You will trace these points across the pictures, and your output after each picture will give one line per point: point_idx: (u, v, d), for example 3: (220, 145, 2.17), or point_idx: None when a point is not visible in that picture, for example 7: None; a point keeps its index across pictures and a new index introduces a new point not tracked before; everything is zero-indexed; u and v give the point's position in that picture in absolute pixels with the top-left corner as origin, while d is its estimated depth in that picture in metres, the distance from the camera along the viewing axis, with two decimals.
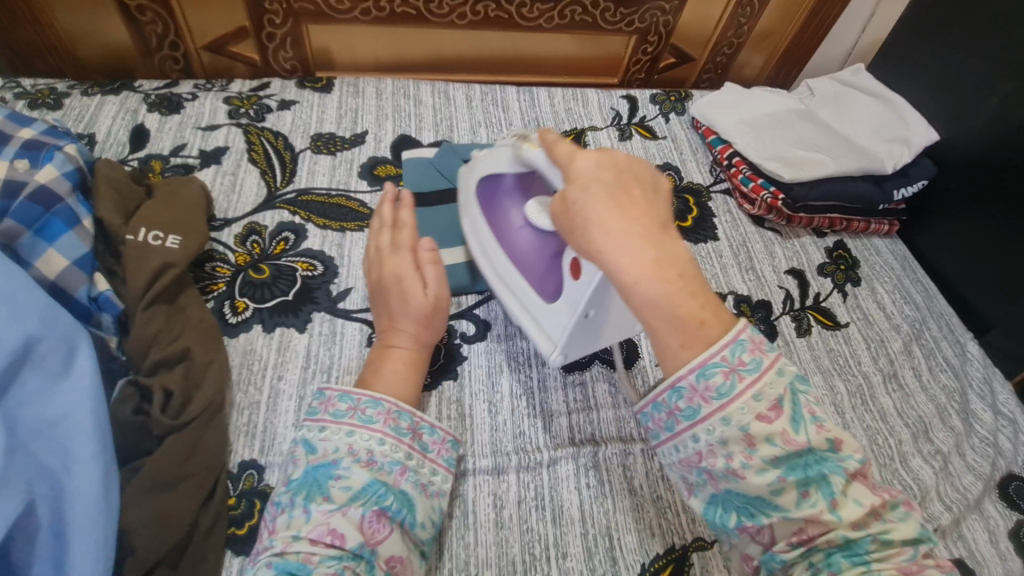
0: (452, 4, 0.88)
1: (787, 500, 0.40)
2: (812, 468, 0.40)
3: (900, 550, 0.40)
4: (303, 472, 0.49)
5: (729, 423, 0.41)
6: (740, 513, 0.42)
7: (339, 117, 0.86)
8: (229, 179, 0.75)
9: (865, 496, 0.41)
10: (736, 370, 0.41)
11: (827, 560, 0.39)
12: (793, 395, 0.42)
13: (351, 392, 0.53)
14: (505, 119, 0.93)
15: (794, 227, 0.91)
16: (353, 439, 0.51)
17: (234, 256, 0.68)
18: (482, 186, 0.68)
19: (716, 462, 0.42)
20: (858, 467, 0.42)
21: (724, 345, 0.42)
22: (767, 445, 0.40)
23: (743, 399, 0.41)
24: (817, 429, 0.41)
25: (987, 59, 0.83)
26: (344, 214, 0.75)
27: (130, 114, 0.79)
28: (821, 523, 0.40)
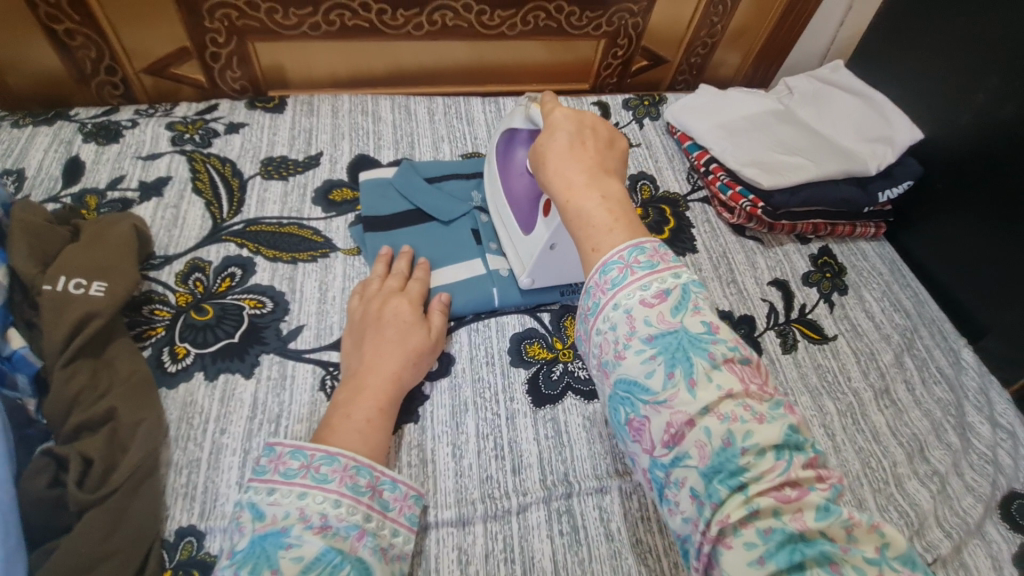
0: (407, 15, 0.83)
1: (656, 382, 0.40)
2: (682, 351, 0.40)
3: (772, 463, 0.36)
4: (249, 542, 0.43)
5: (617, 310, 0.43)
6: (624, 406, 0.41)
7: (292, 139, 0.82)
8: (171, 212, 0.70)
9: (730, 383, 0.39)
10: (631, 266, 0.44)
11: (703, 481, 0.37)
12: (683, 290, 0.43)
13: (305, 447, 0.48)
14: (470, 133, 0.89)
15: (776, 234, 0.88)
16: (306, 501, 0.45)
17: (175, 297, 0.63)
18: (501, 135, 0.73)
19: (608, 351, 0.43)
20: (733, 358, 0.41)
21: (623, 246, 0.45)
22: (645, 325, 0.42)
23: (632, 288, 0.43)
24: (697, 319, 0.42)
25: (968, 55, 0.79)
26: (296, 244, 0.71)
27: (64, 146, 0.74)
28: (685, 412, 0.38)
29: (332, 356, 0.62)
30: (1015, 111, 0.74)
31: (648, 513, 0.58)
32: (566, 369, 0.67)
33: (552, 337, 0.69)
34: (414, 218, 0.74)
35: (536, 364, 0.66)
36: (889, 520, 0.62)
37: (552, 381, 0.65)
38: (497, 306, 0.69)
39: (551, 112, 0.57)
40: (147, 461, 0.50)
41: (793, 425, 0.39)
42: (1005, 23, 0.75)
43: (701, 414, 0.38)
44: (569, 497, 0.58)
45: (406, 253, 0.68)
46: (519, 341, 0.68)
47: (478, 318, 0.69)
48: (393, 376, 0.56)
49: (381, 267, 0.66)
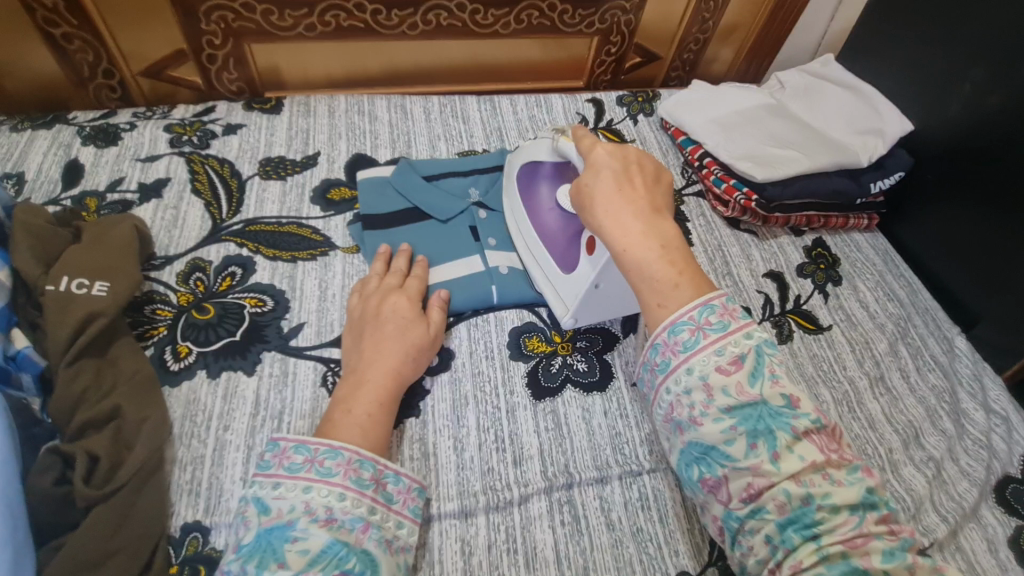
0: (401, 14, 0.84)
1: (737, 449, 0.42)
2: (762, 420, 0.42)
3: (846, 518, 0.39)
4: (255, 536, 0.43)
5: (693, 375, 0.45)
6: (699, 465, 0.44)
7: (289, 139, 0.82)
8: (171, 213, 0.71)
9: (811, 453, 0.41)
10: (703, 329, 0.46)
11: (778, 530, 0.40)
12: (758, 354, 0.45)
13: (308, 441, 0.48)
14: (466, 131, 0.90)
15: (770, 227, 0.89)
16: (311, 495, 0.46)
17: (176, 297, 0.64)
18: (522, 171, 0.74)
19: (682, 412, 0.45)
20: (812, 427, 0.43)
21: (693, 307, 0.47)
22: (723, 393, 0.43)
23: (707, 353, 0.45)
24: (773, 384, 0.44)
25: (955, 47, 0.81)
26: (296, 243, 0.71)
27: (63, 149, 0.74)
28: (767, 477, 0.41)
29: (332, 352, 0.63)
30: (1001, 101, 0.75)
31: (648, 502, 0.59)
32: (564, 362, 0.67)
33: (550, 331, 0.70)
34: (412, 217, 0.75)
35: (535, 357, 0.67)
36: None
37: (551, 374, 0.66)
38: (496, 302, 0.70)
39: (592, 149, 0.58)
40: (152, 458, 0.51)
41: (870, 487, 0.41)
42: (991, 14, 0.76)
43: (781, 478, 0.40)
44: (570, 488, 0.59)
45: (404, 250, 0.68)
46: (518, 335, 0.69)
47: (477, 313, 0.70)
48: (394, 369, 0.57)
49: (380, 266, 0.67)
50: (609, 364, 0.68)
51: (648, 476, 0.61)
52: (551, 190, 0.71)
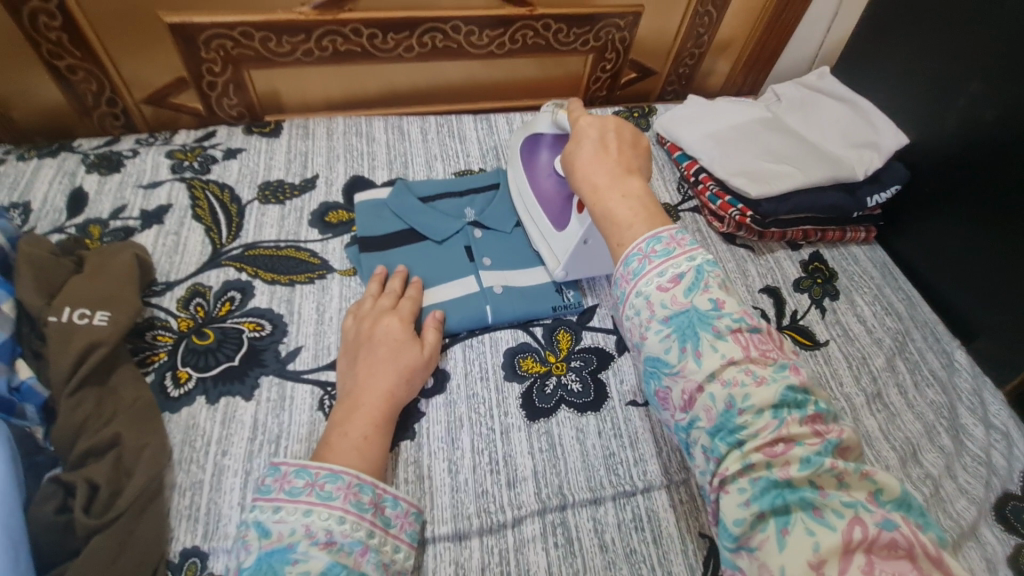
0: (397, 38, 0.85)
1: (672, 357, 0.45)
2: (693, 327, 0.45)
3: (768, 421, 0.41)
4: (255, 560, 0.44)
5: (637, 296, 0.48)
6: (651, 380, 0.47)
7: (289, 163, 0.84)
8: (172, 239, 0.72)
9: (734, 351, 0.43)
10: (648, 256, 0.48)
11: (711, 439, 0.42)
12: (697, 271, 0.47)
13: (309, 465, 0.49)
14: (462, 150, 0.91)
15: (767, 241, 0.89)
16: (311, 518, 0.46)
17: (176, 322, 0.65)
18: (525, 140, 0.79)
19: (634, 334, 0.48)
20: (740, 329, 0.45)
21: (641, 239, 0.50)
22: (661, 309, 0.46)
23: (650, 276, 0.48)
24: (707, 298, 0.46)
25: (950, 61, 0.81)
26: (294, 266, 0.73)
27: (67, 178, 0.76)
28: (696, 380, 0.43)
29: (329, 376, 0.64)
30: (997, 114, 0.75)
31: (642, 523, 0.59)
32: (559, 382, 0.68)
33: (545, 351, 0.70)
34: (408, 238, 0.76)
35: (529, 377, 0.68)
36: None
37: (546, 395, 0.67)
38: (491, 322, 0.71)
39: (577, 120, 0.62)
40: (151, 485, 0.52)
41: (795, 388, 0.42)
42: (984, 28, 0.76)
43: (708, 381, 0.43)
44: (563, 509, 0.59)
45: (400, 273, 0.69)
46: (512, 355, 0.69)
47: (472, 334, 0.71)
48: (389, 393, 0.58)
49: (377, 287, 0.68)
50: (603, 384, 0.69)
51: (641, 496, 0.61)
52: (550, 157, 0.75)
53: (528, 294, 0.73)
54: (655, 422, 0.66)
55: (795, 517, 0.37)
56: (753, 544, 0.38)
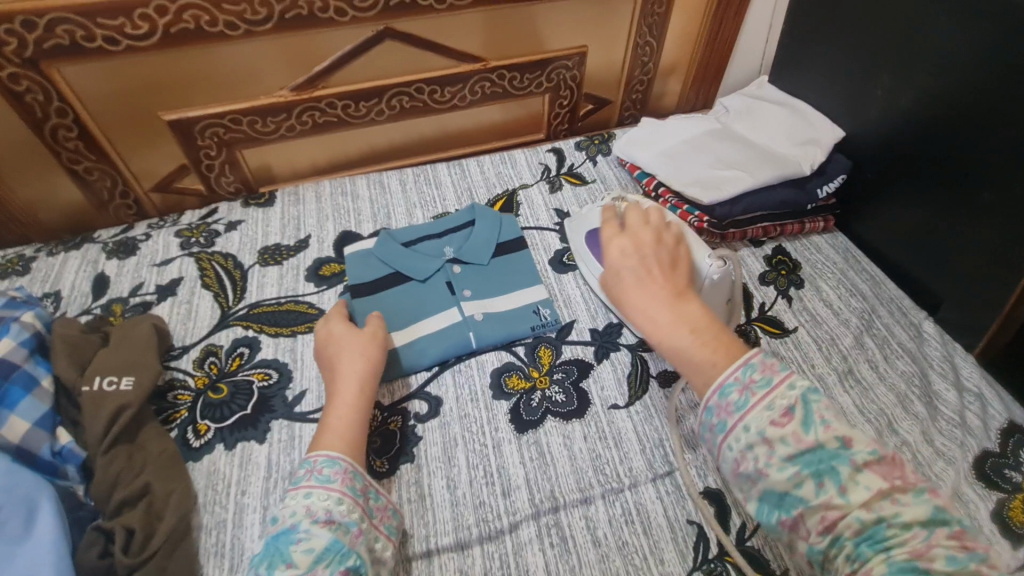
0: (368, 105, 0.94)
1: (807, 492, 0.45)
2: (827, 461, 0.45)
3: (916, 533, 0.42)
4: (266, 545, 0.53)
5: (749, 431, 0.48)
6: (778, 511, 0.47)
7: (284, 227, 0.93)
8: (185, 307, 0.81)
9: (877, 482, 0.44)
10: (748, 386, 0.50)
11: (858, 557, 0.43)
12: (805, 401, 0.48)
13: (308, 458, 0.58)
14: (439, 196, 0.99)
15: (730, 242, 0.94)
16: (311, 501, 0.55)
17: (194, 381, 0.73)
18: (593, 240, 0.85)
19: (748, 465, 0.48)
20: (872, 458, 0.46)
21: (735, 368, 0.52)
22: (783, 444, 0.47)
23: (757, 408, 0.49)
24: (826, 429, 0.47)
25: (864, 58, 0.88)
26: (295, 319, 0.80)
27: (91, 265, 0.86)
28: (840, 509, 0.44)
29: None
30: (911, 102, 0.81)
31: (632, 516, 0.63)
32: (543, 395, 0.73)
33: (528, 367, 0.76)
34: (394, 280, 0.83)
35: (516, 394, 0.73)
36: None
37: (532, 408, 0.72)
38: (475, 347, 0.77)
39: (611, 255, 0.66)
40: (180, 526, 0.58)
41: (937, 505, 0.44)
42: (885, 28, 0.83)
43: (853, 508, 0.44)
44: (556, 511, 0.64)
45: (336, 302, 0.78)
46: (498, 375, 0.75)
47: (461, 359, 0.77)
48: None
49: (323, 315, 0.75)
50: (586, 392, 0.74)
51: (629, 492, 0.65)
52: None
53: (508, 318, 0.80)
54: (637, 422, 0.71)
55: None
56: None
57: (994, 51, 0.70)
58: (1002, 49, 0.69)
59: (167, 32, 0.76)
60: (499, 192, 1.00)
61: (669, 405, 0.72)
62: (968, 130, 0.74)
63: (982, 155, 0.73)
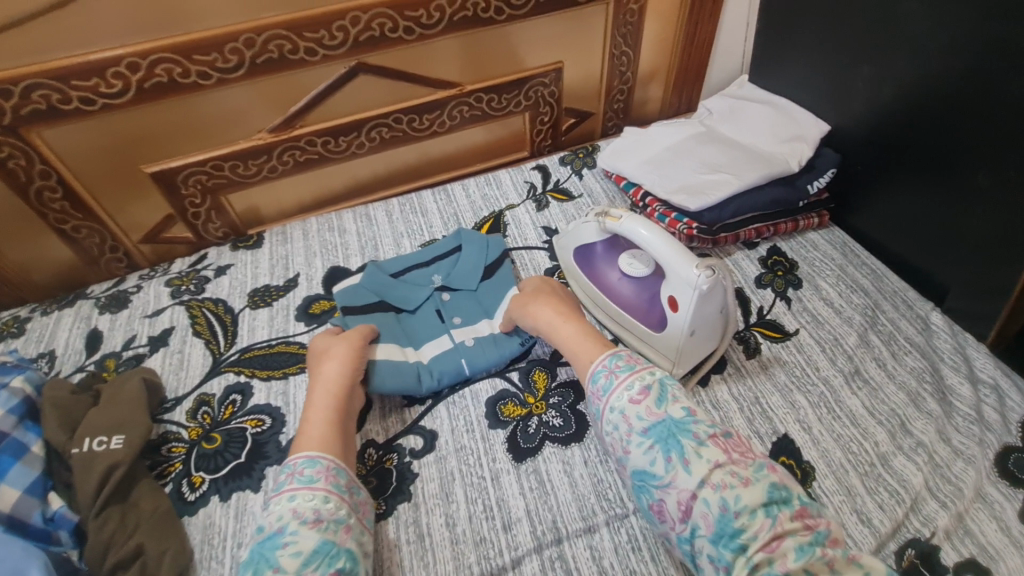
0: (347, 139, 0.95)
1: (659, 467, 0.54)
2: (672, 436, 0.54)
3: (763, 520, 0.48)
4: (251, 551, 0.52)
5: (614, 412, 0.59)
6: (645, 494, 0.55)
7: (272, 268, 0.93)
8: (177, 357, 0.81)
9: (717, 456, 0.52)
10: (614, 372, 0.61)
11: (714, 546, 0.49)
12: (659, 384, 0.59)
13: (289, 460, 0.59)
14: (426, 223, 0.99)
15: (723, 246, 0.92)
16: (296, 502, 0.54)
17: (187, 432, 0.72)
18: (579, 256, 0.84)
19: (619, 445, 0.57)
20: (714, 434, 0.55)
21: (605, 359, 0.63)
22: (639, 420, 0.57)
23: (621, 391, 0.59)
24: (674, 404, 0.57)
25: (842, 50, 0.86)
26: (286, 360, 0.80)
27: (84, 321, 0.86)
28: (689, 489, 0.51)
29: None
30: (892, 91, 0.80)
31: (639, 543, 0.61)
32: (540, 421, 0.72)
33: (523, 393, 0.74)
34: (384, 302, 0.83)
35: (512, 422, 0.72)
36: (880, 502, 0.63)
37: (529, 435, 0.70)
38: (470, 374, 0.76)
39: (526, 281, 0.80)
40: None
41: (775, 483, 0.51)
42: (858, 19, 0.82)
43: (700, 487, 0.51)
44: (559, 543, 0.62)
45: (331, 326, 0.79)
46: (493, 404, 0.74)
47: (455, 389, 0.76)
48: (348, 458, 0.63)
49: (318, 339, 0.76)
50: (583, 414, 0.72)
51: (634, 517, 0.63)
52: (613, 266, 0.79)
53: (496, 340, 0.78)
54: None
55: None
56: None
57: (972, 33, 0.68)
58: (976, 32, 0.67)
59: (141, 87, 0.77)
60: (486, 215, 1.00)
61: None
62: (954, 114, 0.72)
63: (972, 139, 0.71)
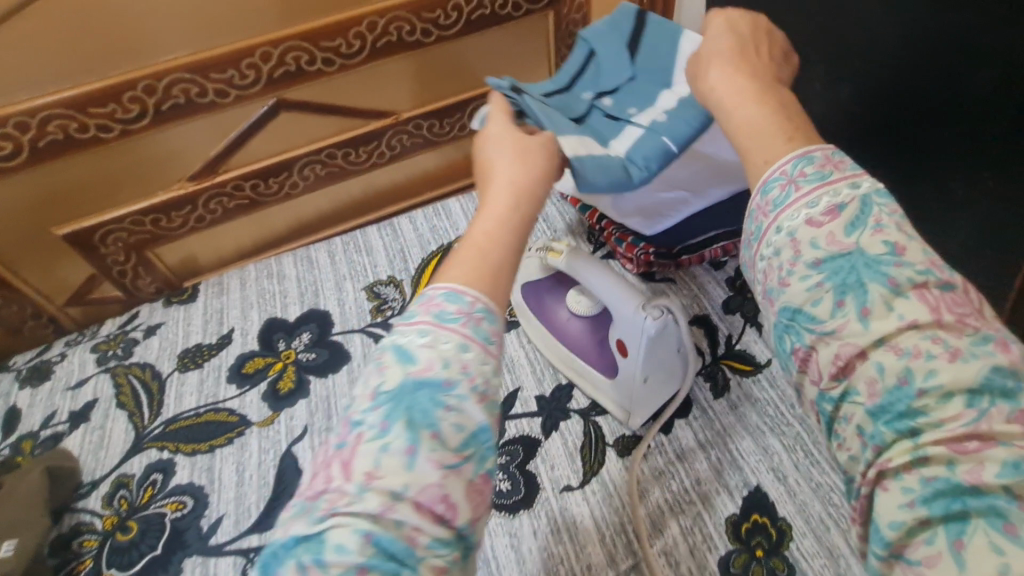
0: (278, 180, 0.88)
1: (823, 310, 0.32)
2: (857, 276, 0.32)
3: (962, 410, 0.28)
4: (396, 388, 0.35)
5: (777, 232, 0.35)
6: (788, 334, 0.34)
7: (205, 324, 0.86)
8: (97, 434, 0.74)
9: (917, 313, 0.30)
10: (795, 181, 0.35)
11: (869, 420, 0.30)
12: (863, 202, 0.34)
13: (460, 291, 0.39)
14: (370, 263, 0.92)
15: (688, 267, 0.84)
16: (467, 356, 0.36)
17: (101, 522, 0.66)
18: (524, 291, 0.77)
19: (772, 275, 0.35)
20: (926, 283, 0.31)
21: (786, 159, 0.36)
22: (812, 248, 0.33)
23: (797, 207, 0.35)
24: (875, 232, 0.33)
25: None
26: (214, 430, 0.73)
27: (3, 398, 0.80)
28: (857, 344, 0.31)
29: (251, 540, 0.63)
30: None
31: None
32: None
33: None
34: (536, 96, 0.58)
35: None
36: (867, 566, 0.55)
37: None
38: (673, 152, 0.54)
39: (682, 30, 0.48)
40: None
41: (1003, 367, 0.28)
42: None
43: (873, 346, 0.31)
44: None
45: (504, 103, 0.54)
46: None
47: None
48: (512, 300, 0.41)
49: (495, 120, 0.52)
50: (533, 476, 0.65)
51: None
52: (560, 302, 0.73)
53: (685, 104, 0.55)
54: (594, 504, 0.62)
55: (974, 526, 0.26)
56: (913, 556, 0.27)
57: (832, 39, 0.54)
58: None
59: (36, 147, 0.70)
60: (434, 249, 0.92)
61: (629, 479, 0.63)
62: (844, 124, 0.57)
63: None
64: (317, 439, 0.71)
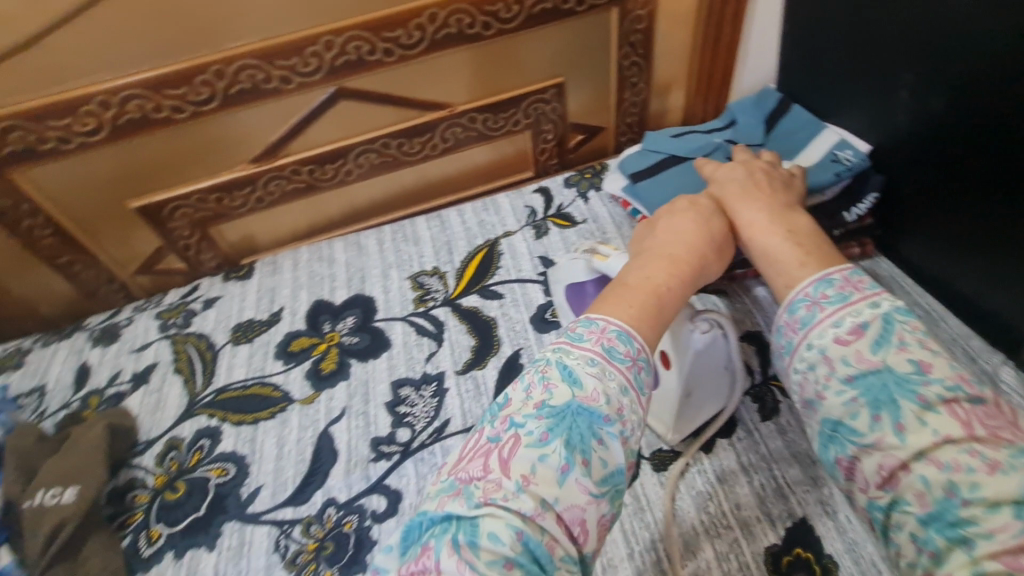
0: (335, 166, 0.91)
1: (862, 424, 0.47)
2: (888, 394, 0.47)
3: (1005, 520, 0.39)
4: (568, 407, 0.49)
5: (811, 349, 0.53)
6: (834, 446, 0.50)
7: (258, 301, 0.90)
8: (154, 397, 0.79)
9: (948, 428, 0.44)
10: (818, 303, 0.55)
11: (921, 526, 0.42)
12: (884, 323, 0.50)
13: (631, 339, 0.55)
14: (417, 253, 0.93)
15: (743, 279, 0.80)
16: (624, 398, 0.51)
17: (153, 479, 0.71)
18: (570, 293, 0.77)
19: (810, 386, 0.52)
20: (954, 398, 0.45)
21: (809, 285, 0.57)
22: (844, 365, 0.50)
23: (824, 325, 0.53)
24: (899, 351, 0.49)
25: (880, 53, 0.73)
26: (259, 404, 0.77)
27: (76, 355, 0.87)
28: (898, 456, 0.45)
29: (286, 513, 0.66)
30: (942, 104, 0.66)
31: None
32: None
33: None
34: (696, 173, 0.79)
35: None
36: None
37: None
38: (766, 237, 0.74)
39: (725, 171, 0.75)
40: None
41: None
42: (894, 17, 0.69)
43: (914, 459, 0.44)
44: None
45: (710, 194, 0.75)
46: None
47: (425, 444, 0.70)
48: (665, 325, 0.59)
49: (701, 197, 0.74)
50: None
51: None
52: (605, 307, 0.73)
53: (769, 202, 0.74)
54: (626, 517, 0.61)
55: None
56: None
57: None
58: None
59: (115, 125, 0.76)
60: (480, 244, 0.92)
61: (664, 497, 0.61)
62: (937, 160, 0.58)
63: None
64: (354, 422, 0.73)
